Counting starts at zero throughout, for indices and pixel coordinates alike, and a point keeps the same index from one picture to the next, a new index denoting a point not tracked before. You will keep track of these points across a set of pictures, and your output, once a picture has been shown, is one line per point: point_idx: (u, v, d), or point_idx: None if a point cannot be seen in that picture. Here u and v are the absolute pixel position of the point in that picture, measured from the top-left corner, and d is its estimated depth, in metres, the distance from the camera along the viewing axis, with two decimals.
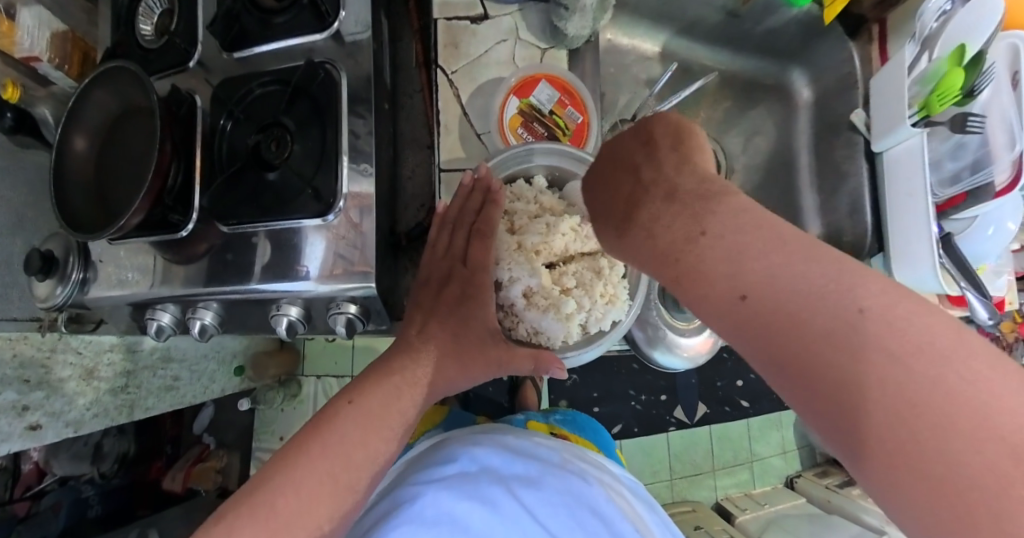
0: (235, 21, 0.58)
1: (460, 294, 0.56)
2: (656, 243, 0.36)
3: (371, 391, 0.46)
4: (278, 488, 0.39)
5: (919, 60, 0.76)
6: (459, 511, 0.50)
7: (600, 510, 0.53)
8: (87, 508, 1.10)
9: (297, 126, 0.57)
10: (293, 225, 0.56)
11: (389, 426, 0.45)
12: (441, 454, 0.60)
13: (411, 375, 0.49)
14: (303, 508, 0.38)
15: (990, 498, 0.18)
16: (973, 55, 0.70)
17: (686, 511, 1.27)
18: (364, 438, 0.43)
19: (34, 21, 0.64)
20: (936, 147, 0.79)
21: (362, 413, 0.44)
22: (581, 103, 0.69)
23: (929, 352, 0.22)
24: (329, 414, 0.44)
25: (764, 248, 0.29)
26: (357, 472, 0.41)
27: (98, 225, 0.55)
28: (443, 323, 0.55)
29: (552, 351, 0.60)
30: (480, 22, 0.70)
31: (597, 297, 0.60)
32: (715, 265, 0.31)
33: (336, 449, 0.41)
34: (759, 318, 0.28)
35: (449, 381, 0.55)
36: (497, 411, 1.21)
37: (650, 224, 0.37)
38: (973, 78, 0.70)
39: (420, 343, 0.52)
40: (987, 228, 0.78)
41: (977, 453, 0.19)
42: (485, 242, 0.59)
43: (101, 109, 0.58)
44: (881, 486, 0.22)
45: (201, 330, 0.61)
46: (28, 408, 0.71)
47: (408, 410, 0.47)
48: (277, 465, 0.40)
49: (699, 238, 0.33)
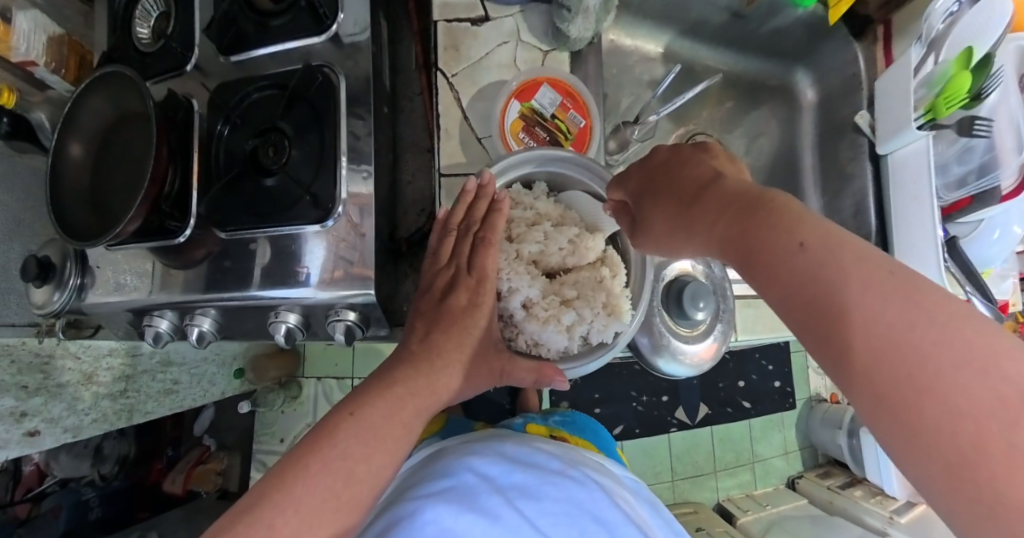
0: (232, 24, 0.57)
1: (466, 303, 0.55)
2: (719, 212, 0.36)
3: (371, 404, 0.45)
4: (276, 507, 0.38)
5: (925, 62, 0.74)
6: (460, 527, 0.49)
7: (602, 517, 0.53)
8: (88, 510, 1.10)
9: (295, 130, 0.56)
10: (295, 231, 0.55)
11: (394, 438, 0.44)
12: (436, 471, 0.59)
13: (414, 385, 0.48)
14: (305, 524, 0.38)
15: (1002, 451, 0.20)
16: (981, 58, 0.70)
17: (688, 512, 1.27)
18: (366, 452, 0.42)
19: (30, 24, 0.63)
20: (942, 150, 0.78)
21: (364, 426, 0.43)
22: (583, 107, 0.68)
23: (952, 321, 0.24)
24: (331, 426, 0.43)
25: (811, 219, 0.30)
26: (360, 487, 0.41)
27: (94, 231, 0.54)
28: (446, 333, 0.53)
29: (552, 363, 0.60)
30: (480, 24, 0.69)
31: (598, 308, 0.60)
32: (772, 227, 0.31)
33: (338, 465, 0.41)
34: (804, 276, 0.28)
35: (456, 390, 0.53)
36: (498, 413, 1.20)
37: (715, 197, 0.37)
38: (982, 81, 0.70)
39: (420, 353, 0.51)
40: (994, 231, 0.79)
41: (993, 411, 0.21)
42: (488, 250, 0.57)
43: (96, 114, 0.57)
44: (902, 440, 0.23)
45: (199, 337, 0.61)
46: (26, 414, 0.70)
47: (410, 421, 0.46)
48: (274, 485, 0.39)
49: (761, 207, 0.33)
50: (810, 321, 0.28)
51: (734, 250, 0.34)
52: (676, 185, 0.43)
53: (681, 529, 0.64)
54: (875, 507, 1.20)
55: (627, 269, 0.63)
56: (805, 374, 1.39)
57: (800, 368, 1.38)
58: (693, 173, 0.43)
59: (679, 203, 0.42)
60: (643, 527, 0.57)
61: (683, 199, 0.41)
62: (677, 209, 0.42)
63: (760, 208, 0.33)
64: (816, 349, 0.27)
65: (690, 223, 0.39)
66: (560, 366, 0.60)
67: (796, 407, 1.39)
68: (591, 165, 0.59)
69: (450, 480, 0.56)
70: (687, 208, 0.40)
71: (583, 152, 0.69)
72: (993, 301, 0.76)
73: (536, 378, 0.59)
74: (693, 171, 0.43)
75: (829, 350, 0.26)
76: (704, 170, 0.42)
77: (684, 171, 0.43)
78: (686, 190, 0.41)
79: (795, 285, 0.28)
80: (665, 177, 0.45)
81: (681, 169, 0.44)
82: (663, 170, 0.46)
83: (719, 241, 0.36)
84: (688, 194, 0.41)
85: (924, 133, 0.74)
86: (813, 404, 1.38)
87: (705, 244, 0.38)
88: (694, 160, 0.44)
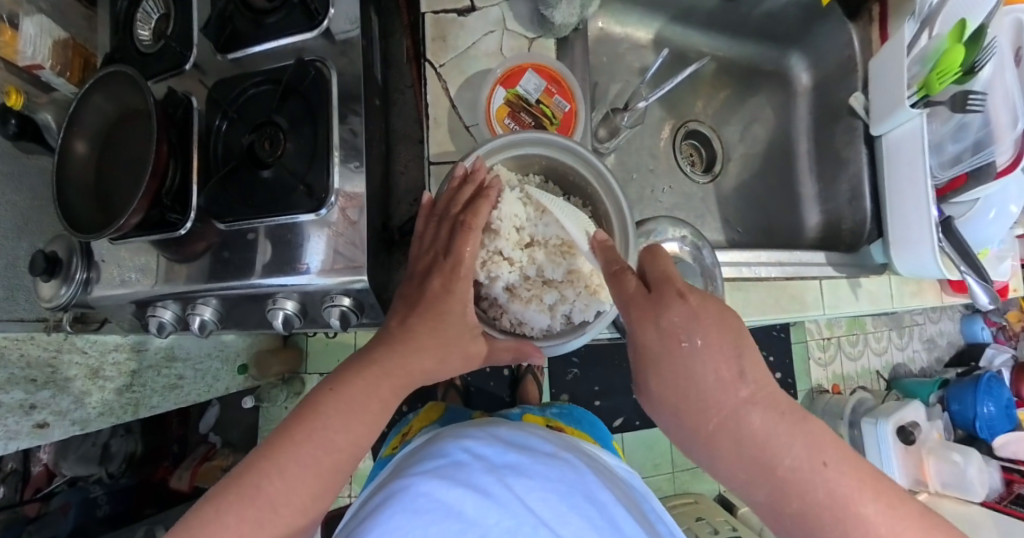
0: (228, 22, 0.60)
1: (440, 287, 0.55)
2: (744, 470, 0.42)
3: (350, 382, 0.49)
4: (260, 473, 0.43)
5: (919, 38, 0.76)
6: (451, 499, 0.50)
7: (592, 494, 0.54)
8: (95, 508, 1.11)
9: (290, 124, 0.59)
10: (291, 220, 0.57)
11: (371, 412, 0.48)
12: (431, 453, 0.61)
13: (390, 365, 0.50)
14: (290, 486, 0.43)
15: None
16: (974, 30, 0.69)
17: (688, 503, 1.28)
18: (345, 425, 0.47)
19: (36, 29, 0.65)
20: (937, 129, 0.78)
21: (344, 400, 0.48)
22: (569, 92, 0.70)
23: None
24: (313, 401, 0.48)
25: (861, 498, 0.39)
26: (338, 455, 0.46)
27: (98, 225, 0.56)
28: (421, 318, 0.54)
29: (530, 341, 0.61)
30: (467, 14, 0.72)
31: (580, 288, 0.63)
32: (837, 522, 0.39)
33: (318, 435, 0.45)
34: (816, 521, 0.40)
35: (430, 373, 0.53)
36: (497, 405, 1.22)
37: (728, 435, 0.42)
38: (974, 55, 0.69)
39: (397, 336, 0.53)
40: (989, 211, 0.79)
41: None
42: (464, 235, 0.57)
43: (100, 114, 0.60)
44: None
45: (201, 326, 0.63)
46: (35, 407, 0.72)
47: (388, 398, 0.50)
48: (262, 455, 0.44)
49: (772, 461, 0.40)
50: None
51: (761, 501, 0.43)
52: (678, 375, 0.43)
53: (672, 521, 0.64)
54: None
55: None
56: (805, 365, 1.39)
57: (799, 359, 1.39)
58: (704, 369, 0.42)
59: (684, 406, 0.44)
60: (633, 509, 0.58)
61: (690, 409, 0.43)
62: (677, 408, 0.44)
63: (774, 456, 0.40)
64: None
65: (700, 442, 0.44)
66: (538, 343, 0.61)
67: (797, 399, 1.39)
68: (575, 148, 0.61)
69: (445, 459, 0.57)
70: (693, 423, 0.44)
71: (570, 136, 0.71)
72: (989, 282, 0.79)
73: (515, 357, 0.60)
74: (706, 368, 0.42)
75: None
76: (716, 370, 0.42)
77: (690, 359, 0.43)
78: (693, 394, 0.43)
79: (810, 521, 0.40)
80: (682, 360, 0.43)
81: (686, 359, 0.43)
82: (671, 338, 0.44)
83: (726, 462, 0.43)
84: (691, 403, 0.43)
85: (918, 111, 0.74)
86: (814, 394, 1.38)
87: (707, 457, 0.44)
88: (698, 344, 0.43)
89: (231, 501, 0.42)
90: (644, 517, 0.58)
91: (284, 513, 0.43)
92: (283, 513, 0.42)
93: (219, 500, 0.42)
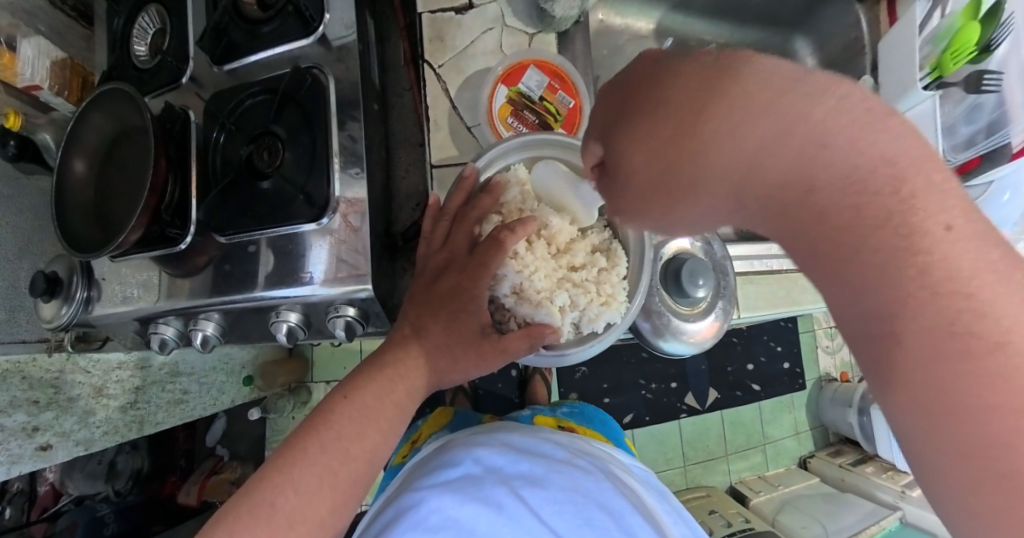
0: (224, 35, 0.59)
1: (454, 286, 0.54)
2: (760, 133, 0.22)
3: (362, 388, 0.48)
4: (275, 488, 0.43)
5: (932, 17, 0.72)
6: (464, 516, 0.49)
7: (608, 506, 0.52)
8: (104, 526, 1.04)
9: (288, 134, 0.58)
10: (294, 230, 0.56)
11: (387, 418, 0.48)
12: (442, 463, 0.59)
13: (403, 368, 0.50)
14: (303, 501, 0.43)
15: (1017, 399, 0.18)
16: (990, 7, 0.66)
17: (701, 496, 1.27)
18: (363, 432, 0.46)
19: (34, 52, 0.64)
20: (948, 110, 0.73)
21: (357, 407, 0.47)
22: (572, 87, 0.69)
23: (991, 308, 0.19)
24: (327, 409, 0.47)
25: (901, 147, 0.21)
26: (355, 465, 0.45)
27: (97, 242, 0.55)
28: (434, 316, 0.53)
29: (539, 324, 0.58)
30: (464, 12, 0.71)
31: (593, 296, 0.60)
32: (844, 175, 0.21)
33: (331, 445, 0.45)
34: (925, 309, 0.20)
35: (443, 375, 0.53)
36: (508, 407, 1.21)
37: (747, 180, 0.23)
38: (988, 33, 0.66)
39: (412, 337, 0.52)
40: (1003, 193, 0.72)
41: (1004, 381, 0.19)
42: (498, 247, 0.55)
43: (99, 132, 0.58)
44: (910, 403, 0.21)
45: (204, 341, 0.61)
46: (38, 429, 0.71)
47: (402, 401, 0.49)
48: (274, 467, 0.44)
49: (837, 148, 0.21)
50: (881, 374, 0.22)
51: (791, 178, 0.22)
52: (626, 130, 0.27)
53: (691, 518, 0.64)
54: (886, 482, 1.23)
55: (627, 258, 0.63)
56: (813, 354, 1.40)
57: (808, 349, 1.39)
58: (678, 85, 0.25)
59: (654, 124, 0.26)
60: (648, 513, 0.58)
61: (664, 154, 0.25)
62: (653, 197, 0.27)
63: (825, 153, 0.21)
64: (906, 408, 0.21)
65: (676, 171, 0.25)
66: (552, 322, 0.58)
67: (806, 389, 1.39)
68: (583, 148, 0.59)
69: (456, 470, 0.56)
70: (676, 160, 0.25)
71: (574, 133, 0.70)
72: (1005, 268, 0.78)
73: (530, 345, 0.55)
74: (675, 83, 0.25)
75: (937, 425, 0.20)
76: (689, 81, 0.25)
77: (631, 117, 0.27)
78: (649, 149, 0.26)
79: (926, 317, 0.20)
80: (649, 99, 0.27)
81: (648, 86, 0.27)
82: (628, 99, 0.29)
83: (781, 223, 0.24)
84: (665, 112, 0.25)
85: (931, 92, 0.69)
86: (823, 384, 1.39)
87: (726, 203, 0.25)
88: (673, 65, 0.27)
89: (245, 520, 0.42)
90: (659, 521, 0.59)
91: (302, 530, 0.42)
92: (301, 530, 0.42)
93: (232, 518, 0.42)
